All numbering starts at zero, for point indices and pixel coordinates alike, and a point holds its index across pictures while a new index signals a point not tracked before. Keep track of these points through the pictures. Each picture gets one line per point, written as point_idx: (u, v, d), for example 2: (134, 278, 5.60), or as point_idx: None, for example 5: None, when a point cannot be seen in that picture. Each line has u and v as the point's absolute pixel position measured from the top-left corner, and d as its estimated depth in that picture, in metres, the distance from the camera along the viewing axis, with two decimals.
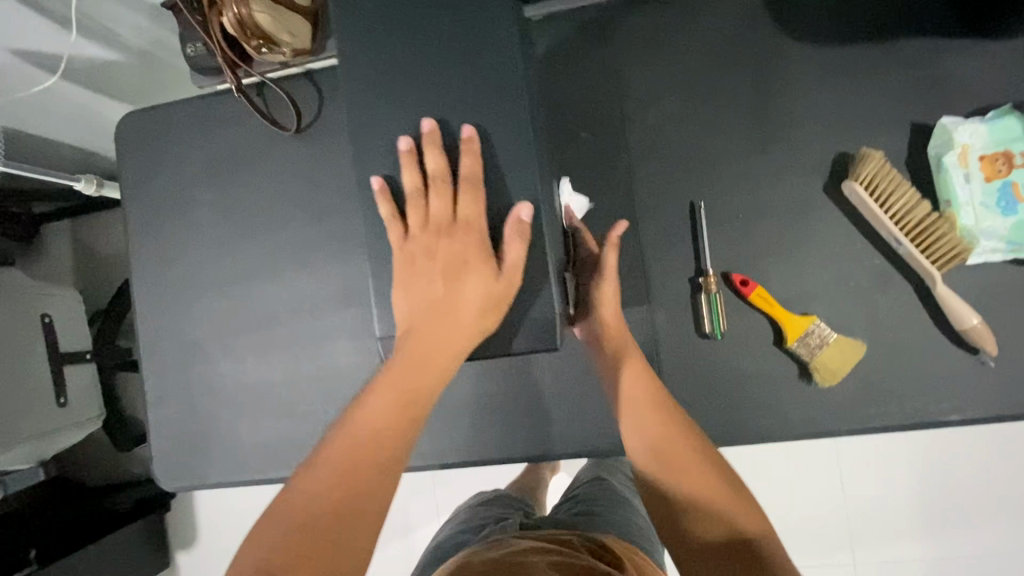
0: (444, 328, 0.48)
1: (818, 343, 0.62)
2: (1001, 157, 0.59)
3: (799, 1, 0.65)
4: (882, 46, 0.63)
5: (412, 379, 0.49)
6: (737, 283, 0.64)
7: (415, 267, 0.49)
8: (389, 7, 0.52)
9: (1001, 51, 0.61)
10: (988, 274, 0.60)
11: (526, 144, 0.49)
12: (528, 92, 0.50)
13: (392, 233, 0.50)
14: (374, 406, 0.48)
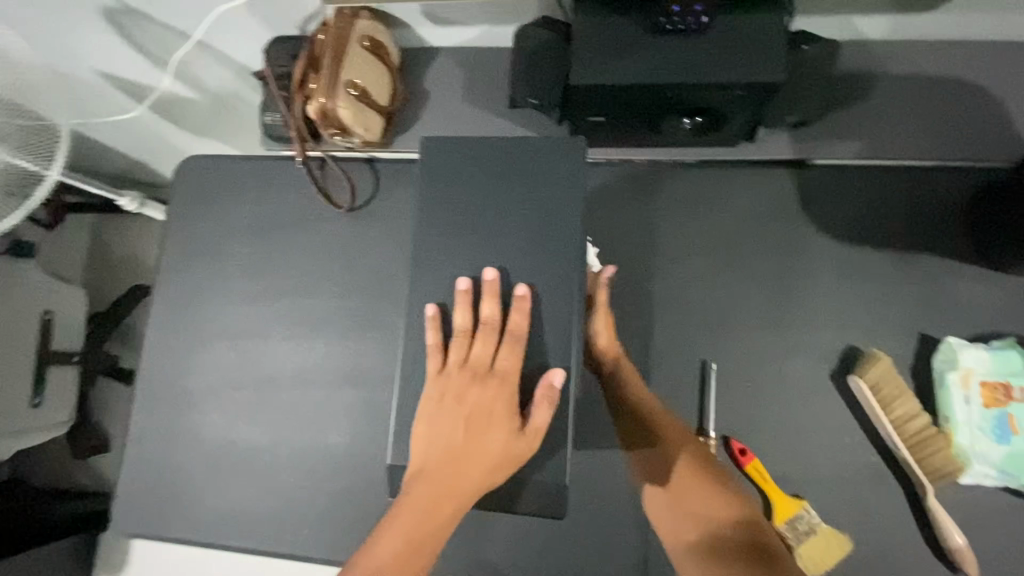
0: (463, 475, 0.49)
1: (804, 530, 0.62)
2: (1001, 387, 0.61)
3: (829, 199, 0.71)
4: (899, 256, 0.68)
5: (426, 520, 0.49)
6: (736, 451, 0.65)
7: (443, 407, 0.51)
8: (465, 145, 0.57)
9: (1007, 286, 0.66)
10: (978, 496, 0.62)
11: (563, 296, 0.52)
12: (574, 248, 0.53)
13: (431, 362, 0.52)
14: (385, 547, 0.49)
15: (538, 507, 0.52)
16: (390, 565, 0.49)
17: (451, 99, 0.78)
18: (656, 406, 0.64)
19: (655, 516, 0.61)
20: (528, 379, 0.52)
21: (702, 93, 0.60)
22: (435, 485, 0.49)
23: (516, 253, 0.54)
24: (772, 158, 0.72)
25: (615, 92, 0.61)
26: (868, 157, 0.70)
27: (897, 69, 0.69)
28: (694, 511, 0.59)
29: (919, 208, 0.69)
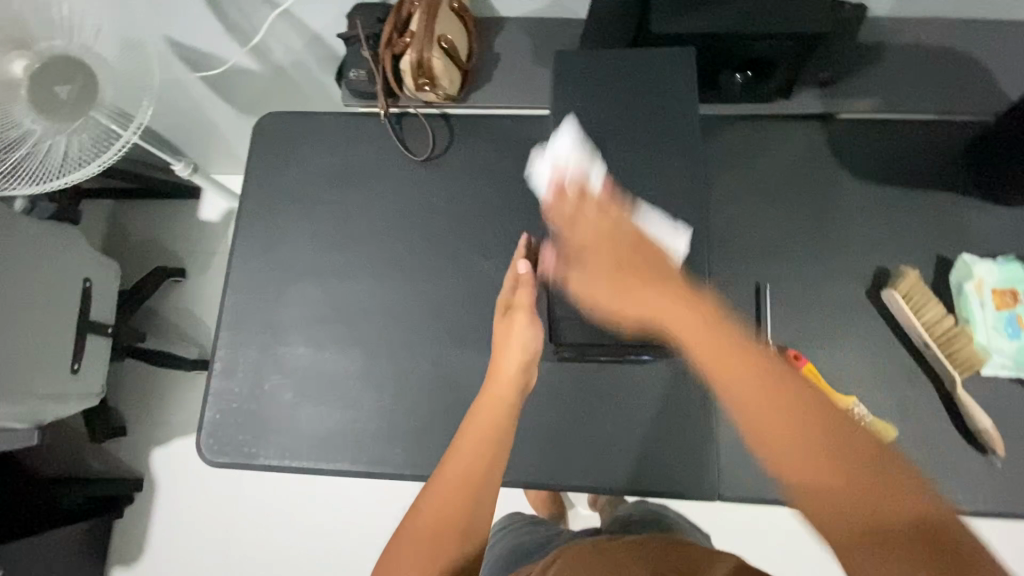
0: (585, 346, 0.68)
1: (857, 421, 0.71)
2: (1009, 292, 0.73)
3: (854, 147, 0.82)
4: (917, 194, 0.80)
5: (486, 429, 0.64)
6: (791, 356, 0.74)
7: (498, 372, 0.69)
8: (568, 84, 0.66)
9: (1006, 215, 0.78)
10: (995, 385, 0.72)
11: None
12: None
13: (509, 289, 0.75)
14: (461, 453, 0.61)
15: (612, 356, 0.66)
16: (464, 469, 0.60)
17: (521, 61, 0.87)
18: (725, 349, 0.53)
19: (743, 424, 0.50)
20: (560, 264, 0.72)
21: (757, 45, 0.71)
22: (492, 408, 0.65)
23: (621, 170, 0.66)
24: (804, 112, 0.83)
25: (687, 43, 0.71)
26: (885, 112, 0.82)
27: (905, 39, 0.83)
28: (794, 430, 0.47)
29: (929, 153, 0.81)
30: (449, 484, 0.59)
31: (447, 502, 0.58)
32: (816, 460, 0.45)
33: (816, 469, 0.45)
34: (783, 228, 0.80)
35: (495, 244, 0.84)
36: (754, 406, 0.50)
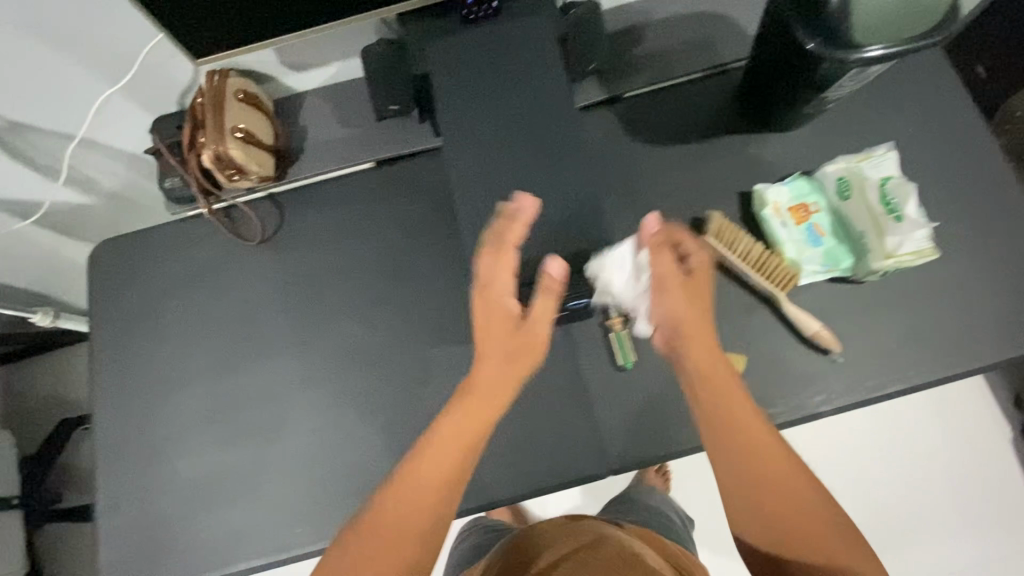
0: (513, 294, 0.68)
1: None
2: (802, 207, 0.80)
3: (644, 118, 0.90)
4: (708, 142, 0.88)
5: (466, 437, 0.61)
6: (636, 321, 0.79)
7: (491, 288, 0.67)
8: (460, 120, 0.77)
9: (788, 138, 0.86)
10: (816, 291, 0.79)
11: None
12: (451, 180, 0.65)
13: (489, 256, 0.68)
14: (440, 437, 0.61)
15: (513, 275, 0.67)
16: (448, 462, 0.60)
17: (329, 125, 0.92)
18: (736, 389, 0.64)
19: (731, 434, 0.61)
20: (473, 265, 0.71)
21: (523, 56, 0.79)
22: (497, 370, 0.65)
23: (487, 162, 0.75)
24: (595, 100, 0.90)
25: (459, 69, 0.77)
26: (659, 81, 0.90)
27: (658, 15, 0.92)
28: (768, 470, 0.59)
29: (709, 104, 0.89)
30: (435, 474, 0.59)
31: (402, 526, 0.56)
32: (776, 486, 0.58)
33: (779, 493, 0.58)
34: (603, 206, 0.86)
35: (350, 299, 0.86)
36: (745, 424, 0.61)
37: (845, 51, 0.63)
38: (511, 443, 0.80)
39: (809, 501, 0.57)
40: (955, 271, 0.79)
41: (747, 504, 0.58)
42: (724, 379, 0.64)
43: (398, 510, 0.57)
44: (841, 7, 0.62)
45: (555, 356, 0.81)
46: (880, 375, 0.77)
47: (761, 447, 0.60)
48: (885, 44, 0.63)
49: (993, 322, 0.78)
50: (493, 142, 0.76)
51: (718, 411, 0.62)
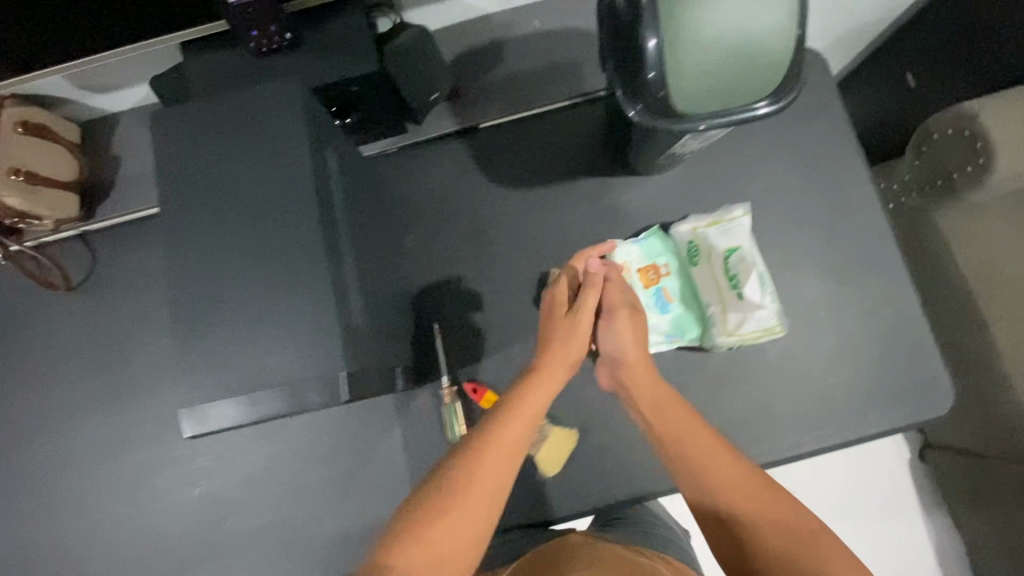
0: (265, 418, 0.48)
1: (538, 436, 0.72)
2: (652, 268, 0.73)
3: (498, 154, 0.81)
4: (566, 188, 0.79)
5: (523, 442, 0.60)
6: (468, 391, 0.74)
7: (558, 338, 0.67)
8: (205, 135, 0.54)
9: (651, 185, 0.78)
10: (660, 361, 0.73)
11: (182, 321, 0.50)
12: (195, 255, 0.51)
13: (561, 299, 0.69)
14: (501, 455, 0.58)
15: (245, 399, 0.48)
16: (476, 503, 0.56)
17: (141, 155, 0.80)
18: (679, 402, 0.65)
19: (676, 451, 0.63)
20: (204, 373, 0.49)
21: (339, 92, 0.66)
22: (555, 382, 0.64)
23: (206, 213, 0.52)
24: (447, 132, 0.80)
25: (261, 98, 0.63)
26: (517, 111, 0.80)
27: (519, 32, 0.80)
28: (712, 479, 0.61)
29: (570, 141, 0.80)
30: (458, 505, 0.55)
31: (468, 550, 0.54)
32: (753, 493, 0.59)
33: (754, 501, 0.59)
34: (446, 258, 0.78)
35: (165, 357, 0.77)
36: (702, 438, 0.62)
37: (723, 118, 0.55)
38: (328, 521, 0.74)
39: (786, 508, 0.58)
40: (810, 341, 0.74)
41: (716, 516, 0.60)
42: (660, 398, 0.65)
43: (470, 510, 0.55)
44: (659, 66, 0.52)
45: (382, 426, 0.75)
46: (719, 453, 0.72)
47: (720, 459, 0.61)
48: (769, 99, 0.55)
49: (843, 397, 0.73)
50: (236, 173, 0.52)
51: (679, 424, 0.63)
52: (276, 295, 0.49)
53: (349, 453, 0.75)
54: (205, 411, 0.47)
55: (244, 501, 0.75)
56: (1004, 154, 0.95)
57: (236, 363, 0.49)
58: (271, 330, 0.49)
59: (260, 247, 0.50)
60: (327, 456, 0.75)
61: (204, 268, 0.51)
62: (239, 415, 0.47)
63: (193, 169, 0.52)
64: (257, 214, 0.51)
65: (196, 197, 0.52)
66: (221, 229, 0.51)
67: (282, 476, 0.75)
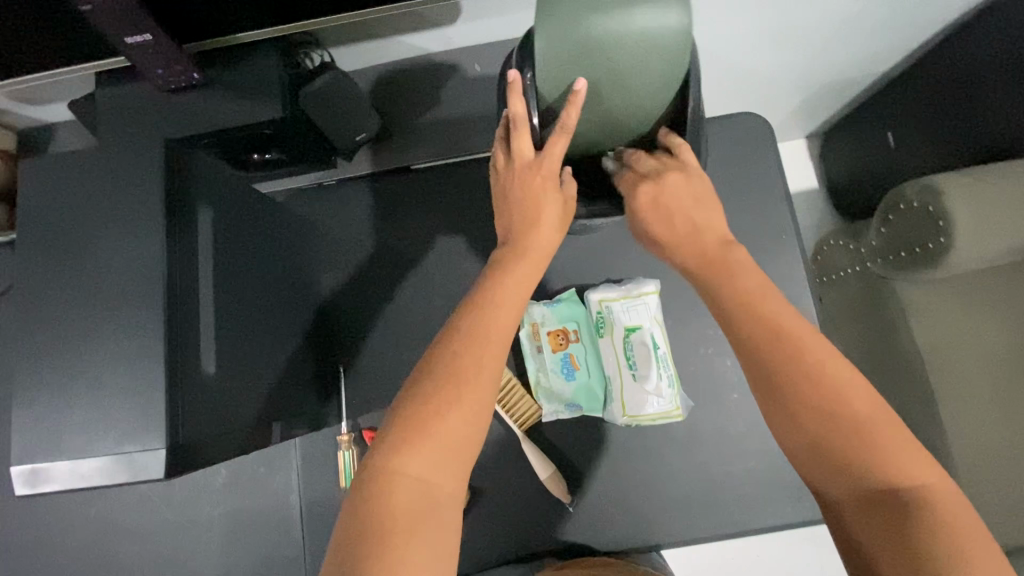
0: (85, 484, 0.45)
1: None
2: (561, 333, 0.71)
3: (426, 197, 0.79)
4: (488, 239, 0.78)
5: (472, 402, 0.46)
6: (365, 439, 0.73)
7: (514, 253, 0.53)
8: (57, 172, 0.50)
9: (576, 242, 0.74)
10: (562, 428, 0.71)
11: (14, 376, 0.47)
12: (39, 303, 0.48)
13: (508, 168, 0.56)
14: (447, 413, 0.45)
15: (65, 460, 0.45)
16: (429, 462, 0.44)
17: None
18: (746, 271, 0.51)
19: (769, 339, 0.47)
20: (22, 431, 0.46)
21: (249, 133, 0.65)
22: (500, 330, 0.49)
23: (56, 256, 0.48)
24: (375, 170, 0.79)
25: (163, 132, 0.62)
26: (447, 155, 0.79)
27: (457, 72, 0.77)
28: (829, 409, 0.45)
29: None
30: (412, 466, 0.44)
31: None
32: (834, 417, 0.45)
33: (832, 426, 0.45)
34: (362, 299, 0.78)
35: None
36: (780, 334, 0.47)
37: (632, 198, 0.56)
38: (214, 553, 0.73)
39: (864, 419, 0.45)
40: (718, 421, 0.72)
41: (789, 436, 0.47)
42: (725, 262, 0.52)
43: (426, 465, 0.44)
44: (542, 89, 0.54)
45: (277, 464, 0.74)
46: (611, 528, 0.70)
47: (799, 371, 0.46)
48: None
49: (745, 482, 0.71)
50: (86, 217, 0.49)
51: (747, 308, 0.48)
52: (112, 355, 0.46)
53: (241, 488, 0.74)
54: (23, 471, 0.45)
55: (130, 527, 0.74)
56: (964, 234, 0.91)
57: (60, 424, 0.46)
58: (96, 394, 0.46)
59: (104, 300, 0.47)
60: (219, 488, 0.74)
61: (45, 316, 0.48)
62: (59, 476, 0.45)
63: (40, 210, 0.49)
64: (99, 265, 0.48)
65: (39, 240, 0.49)
66: (70, 277, 0.48)
67: (171, 505, 0.74)
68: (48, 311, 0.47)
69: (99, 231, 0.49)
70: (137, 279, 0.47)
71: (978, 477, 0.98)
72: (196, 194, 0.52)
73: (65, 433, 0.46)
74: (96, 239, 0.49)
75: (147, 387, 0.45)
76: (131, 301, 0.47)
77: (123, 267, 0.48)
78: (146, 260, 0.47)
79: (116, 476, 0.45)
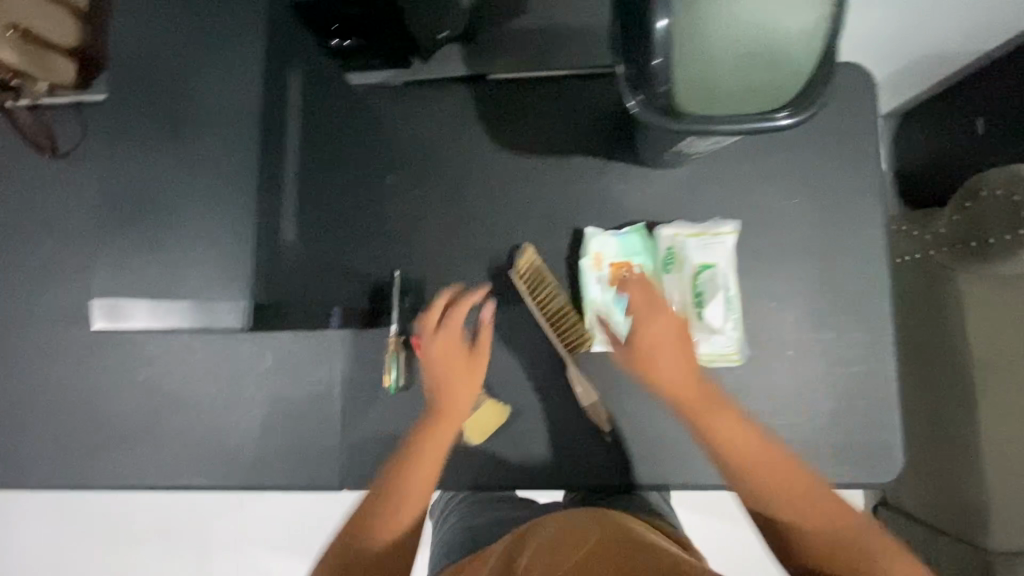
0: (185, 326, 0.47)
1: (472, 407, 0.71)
2: (624, 266, 0.69)
3: (499, 109, 0.76)
4: (559, 164, 0.75)
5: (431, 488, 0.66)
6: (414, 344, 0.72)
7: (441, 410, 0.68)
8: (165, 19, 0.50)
9: (649, 180, 0.74)
10: (609, 359, 0.71)
11: (106, 213, 0.48)
12: (134, 145, 0.48)
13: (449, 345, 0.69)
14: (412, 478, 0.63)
15: (158, 300, 0.46)
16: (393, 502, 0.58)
17: None
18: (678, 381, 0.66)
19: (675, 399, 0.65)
20: (113, 265, 0.47)
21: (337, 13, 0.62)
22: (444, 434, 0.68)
23: (164, 101, 0.49)
24: (449, 76, 0.76)
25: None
26: (522, 69, 0.75)
27: None
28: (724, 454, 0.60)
29: (574, 112, 0.75)
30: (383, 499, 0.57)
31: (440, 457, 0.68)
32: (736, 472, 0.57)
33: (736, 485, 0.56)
34: (424, 205, 0.77)
35: None
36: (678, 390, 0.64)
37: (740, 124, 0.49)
38: (252, 433, 0.75)
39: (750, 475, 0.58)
40: (767, 377, 0.71)
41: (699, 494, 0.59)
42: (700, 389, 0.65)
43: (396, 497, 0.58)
44: None
45: (322, 358, 0.75)
46: (643, 460, 0.71)
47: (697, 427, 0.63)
48: (792, 109, 0.49)
49: (783, 437, 0.71)
50: (193, 67, 0.49)
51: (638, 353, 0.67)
52: (202, 208, 0.47)
53: (285, 376, 0.75)
54: (119, 302, 0.47)
55: (173, 399, 0.76)
56: None
57: (154, 264, 0.47)
58: (186, 239, 0.46)
59: (198, 151, 0.47)
60: (263, 372, 0.76)
61: (147, 158, 0.48)
62: (149, 315, 0.46)
63: (152, 54, 0.49)
64: (201, 115, 0.48)
65: (147, 85, 0.49)
66: (164, 125, 0.48)
67: (216, 383, 0.76)
68: (150, 155, 0.48)
69: (197, 84, 0.48)
70: (235, 136, 0.47)
71: (1003, 474, 0.98)
72: (287, 58, 0.50)
73: (157, 274, 0.47)
74: (196, 92, 0.49)
75: (238, 243, 0.46)
76: (238, 154, 0.48)
77: (228, 125, 0.49)
78: (251, 115, 0.48)
79: (207, 320, 0.46)
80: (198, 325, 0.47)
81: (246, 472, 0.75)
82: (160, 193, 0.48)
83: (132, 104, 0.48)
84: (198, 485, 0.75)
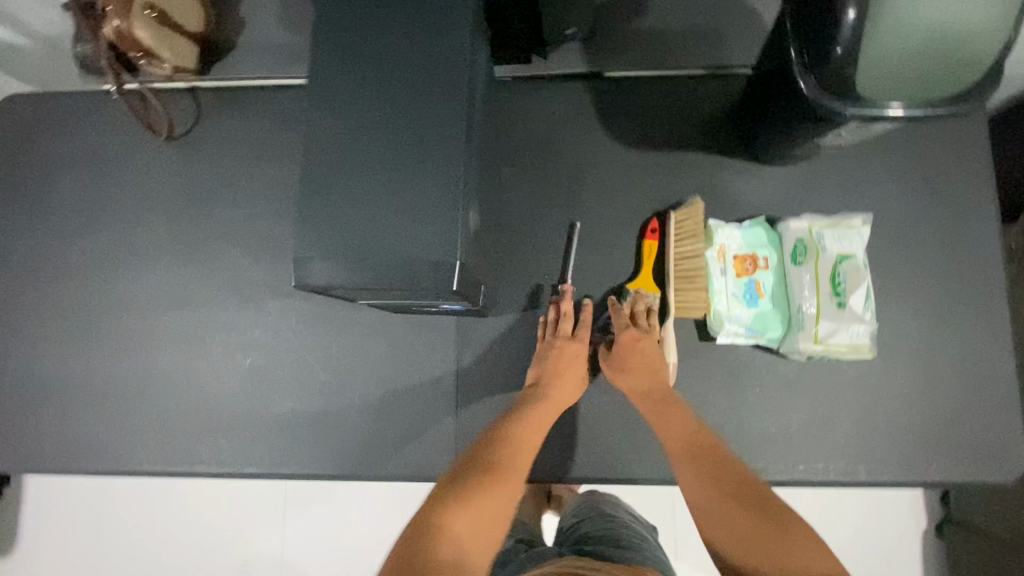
0: (382, 293, 0.48)
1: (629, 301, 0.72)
2: (750, 258, 0.71)
3: (619, 106, 0.77)
4: (679, 158, 0.76)
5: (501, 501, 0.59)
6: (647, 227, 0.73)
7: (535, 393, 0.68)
8: None
9: (771, 176, 0.74)
10: (733, 351, 0.72)
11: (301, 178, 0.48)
12: (326, 107, 0.48)
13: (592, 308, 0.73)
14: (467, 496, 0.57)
15: (356, 262, 0.46)
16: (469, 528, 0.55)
17: (265, 29, 0.80)
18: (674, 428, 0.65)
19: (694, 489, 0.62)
20: (309, 229, 0.47)
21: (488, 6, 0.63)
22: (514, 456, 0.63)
23: (351, 72, 0.48)
24: (569, 74, 0.78)
25: None
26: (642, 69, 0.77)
27: None
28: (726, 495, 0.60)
29: (693, 110, 0.77)
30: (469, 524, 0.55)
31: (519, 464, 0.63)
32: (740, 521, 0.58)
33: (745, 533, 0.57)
34: (541, 197, 0.76)
35: (247, 228, 0.79)
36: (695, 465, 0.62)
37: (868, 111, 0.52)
38: (365, 421, 0.74)
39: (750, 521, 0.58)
40: (891, 373, 0.71)
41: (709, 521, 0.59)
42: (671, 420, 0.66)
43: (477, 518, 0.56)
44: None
45: (439, 347, 0.75)
46: (770, 454, 0.70)
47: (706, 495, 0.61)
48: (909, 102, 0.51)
49: (911, 433, 0.70)
50: (380, 39, 0.49)
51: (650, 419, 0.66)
52: (402, 171, 0.47)
53: (401, 363, 0.75)
54: (315, 268, 0.47)
55: (288, 384, 0.75)
56: None
57: (350, 228, 0.46)
58: (386, 203, 0.46)
59: (393, 118, 0.47)
60: (379, 359, 0.75)
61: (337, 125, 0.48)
62: (349, 278, 0.46)
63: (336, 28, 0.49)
64: (389, 84, 0.48)
65: (333, 55, 0.49)
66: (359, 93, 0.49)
67: (331, 369, 0.75)
68: (339, 123, 0.48)
69: (389, 54, 0.48)
70: (433, 101, 0.47)
71: None
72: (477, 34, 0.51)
73: (352, 237, 0.46)
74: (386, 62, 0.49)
75: (439, 207, 0.46)
76: (430, 123, 0.47)
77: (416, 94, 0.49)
78: (443, 83, 0.47)
79: (407, 282, 0.46)
80: (393, 289, 0.46)
81: (359, 462, 0.73)
82: (345, 159, 0.47)
83: (327, 76, 0.49)
84: (310, 473, 0.73)
